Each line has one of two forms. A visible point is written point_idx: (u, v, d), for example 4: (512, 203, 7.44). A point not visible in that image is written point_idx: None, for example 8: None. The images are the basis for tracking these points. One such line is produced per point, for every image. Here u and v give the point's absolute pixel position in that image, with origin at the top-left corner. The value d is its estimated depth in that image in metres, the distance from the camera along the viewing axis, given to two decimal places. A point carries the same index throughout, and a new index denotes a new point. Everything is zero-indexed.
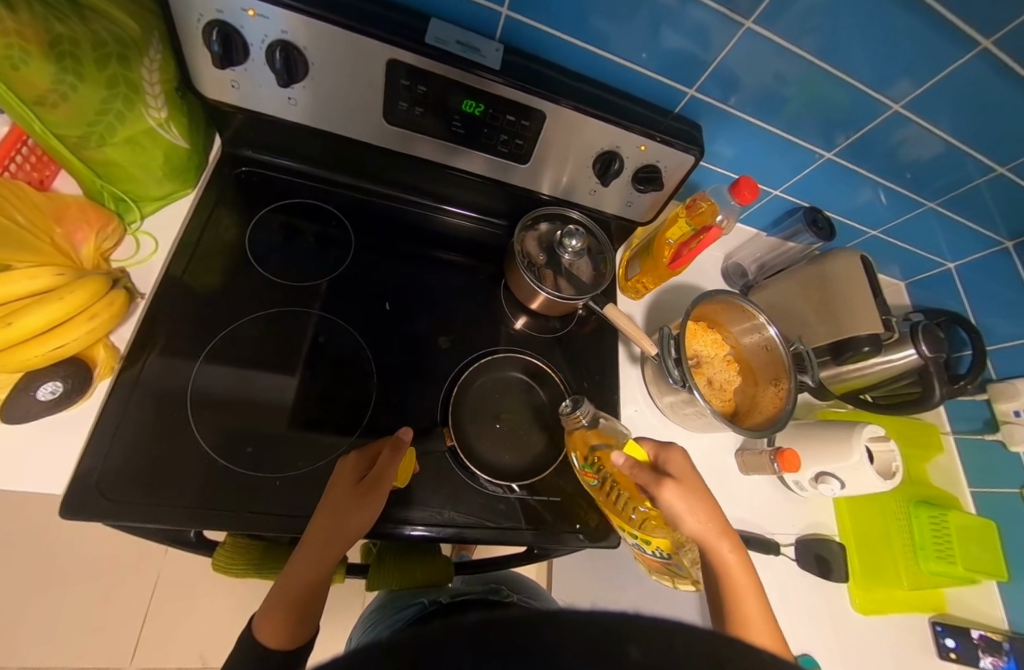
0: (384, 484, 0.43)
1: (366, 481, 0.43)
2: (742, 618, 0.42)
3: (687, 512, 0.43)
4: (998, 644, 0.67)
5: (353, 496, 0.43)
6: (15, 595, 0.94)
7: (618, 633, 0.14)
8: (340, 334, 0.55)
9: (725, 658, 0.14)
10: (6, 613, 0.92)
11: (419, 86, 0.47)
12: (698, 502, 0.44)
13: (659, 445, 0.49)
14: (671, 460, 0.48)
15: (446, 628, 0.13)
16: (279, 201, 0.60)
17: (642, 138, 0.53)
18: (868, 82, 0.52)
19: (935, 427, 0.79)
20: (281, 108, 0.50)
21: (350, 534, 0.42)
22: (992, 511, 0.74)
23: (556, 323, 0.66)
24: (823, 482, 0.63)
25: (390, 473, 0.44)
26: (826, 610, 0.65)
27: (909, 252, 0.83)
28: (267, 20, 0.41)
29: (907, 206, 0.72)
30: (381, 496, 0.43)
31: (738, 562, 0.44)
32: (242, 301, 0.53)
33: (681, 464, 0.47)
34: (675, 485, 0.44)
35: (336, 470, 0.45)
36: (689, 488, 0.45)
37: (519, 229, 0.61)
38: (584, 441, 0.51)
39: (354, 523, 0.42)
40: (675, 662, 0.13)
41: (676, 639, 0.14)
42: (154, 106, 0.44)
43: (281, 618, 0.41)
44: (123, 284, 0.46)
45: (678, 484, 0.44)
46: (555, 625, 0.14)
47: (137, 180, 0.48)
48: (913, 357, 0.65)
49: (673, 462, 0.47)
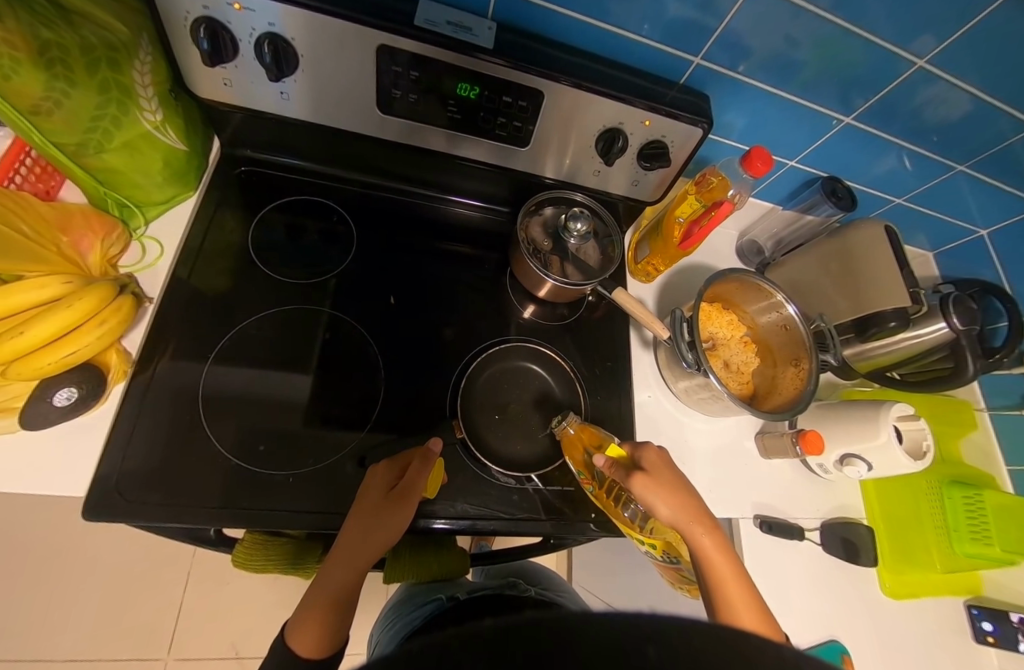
0: (414, 495, 0.43)
1: (396, 492, 0.43)
2: (728, 606, 0.40)
3: (658, 505, 0.43)
4: None
5: (383, 505, 0.43)
6: (57, 593, 0.98)
7: (635, 628, 0.13)
8: (346, 331, 0.55)
9: (748, 661, 0.13)
10: (51, 611, 0.97)
11: (411, 71, 0.45)
12: (671, 493, 0.43)
13: (637, 442, 0.49)
14: (646, 454, 0.47)
15: (457, 635, 0.12)
16: (280, 199, 0.59)
17: (645, 112, 0.50)
18: (888, 39, 0.48)
19: (968, 404, 0.75)
20: (275, 104, 0.50)
21: (380, 544, 0.42)
22: None
23: (566, 310, 0.65)
24: (849, 465, 0.60)
25: (419, 484, 0.44)
26: (855, 596, 0.63)
27: (937, 220, 0.78)
28: (254, 12, 0.40)
29: (934, 171, 0.68)
30: (411, 506, 0.43)
31: (719, 551, 0.43)
32: (248, 301, 0.53)
33: (657, 459, 0.47)
34: (645, 478, 0.44)
35: (367, 478, 0.46)
36: (662, 481, 0.44)
37: (522, 214, 0.59)
38: (577, 446, 0.52)
39: (383, 532, 0.42)
40: (692, 662, 0.12)
41: (691, 637, 0.13)
42: (148, 108, 0.44)
43: (310, 623, 0.42)
44: (131, 289, 0.47)
45: (648, 478, 0.44)
46: (572, 622, 0.13)
47: (139, 186, 0.48)
48: (944, 330, 0.62)
49: (648, 457, 0.47)
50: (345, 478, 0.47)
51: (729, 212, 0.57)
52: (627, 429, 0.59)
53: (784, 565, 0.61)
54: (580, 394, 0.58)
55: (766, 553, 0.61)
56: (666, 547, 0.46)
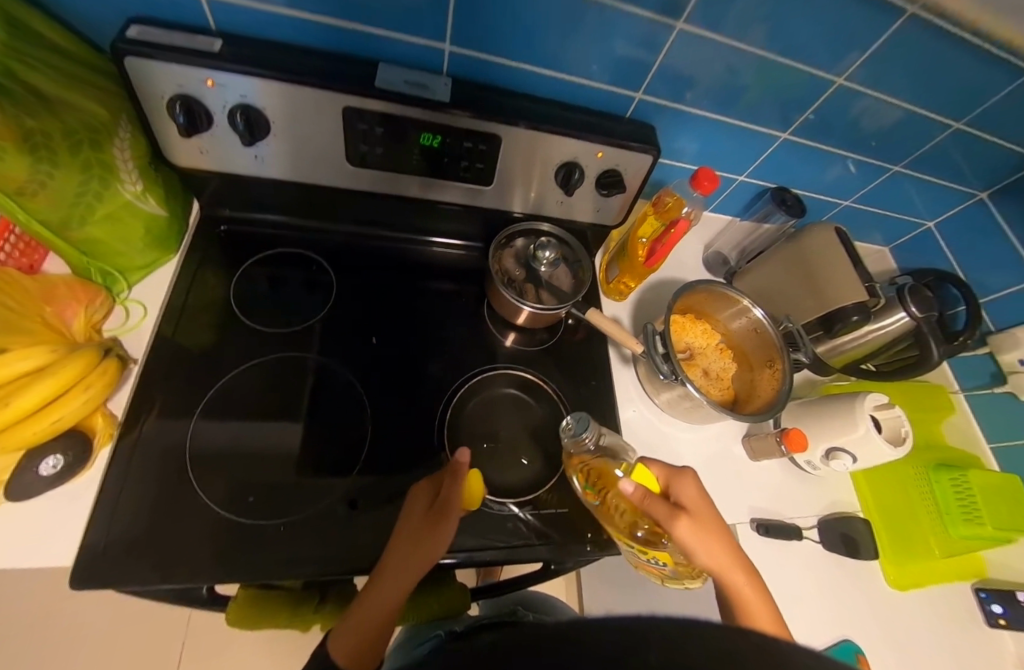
0: (453, 510, 0.43)
1: (437, 507, 0.44)
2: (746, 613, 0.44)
3: (699, 548, 0.42)
4: None
5: (426, 522, 0.44)
6: None
7: (601, 628, 0.14)
8: (331, 375, 0.56)
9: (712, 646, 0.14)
10: None
11: (375, 127, 0.49)
12: (710, 533, 0.43)
13: (670, 470, 0.47)
14: (685, 489, 0.45)
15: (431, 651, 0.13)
16: (260, 253, 0.61)
17: (596, 146, 0.54)
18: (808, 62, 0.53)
19: (943, 388, 0.78)
20: (248, 165, 0.53)
21: (421, 562, 0.42)
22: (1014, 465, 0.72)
23: (545, 334, 0.67)
24: (835, 458, 0.62)
25: (457, 499, 0.44)
26: (862, 592, 0.62)
27: (884, 217, 0.83)
28: (226, 87, 0.43)
29: (872, 173, 0.73)
30: (452, 522, 0.43)
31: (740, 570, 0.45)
32: (232, 353, 0.54)
33: (693, 492, 0.45)
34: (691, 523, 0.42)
35: (410, 495, 0.47)
36: (703, 521, 0.43)
37: (494, 248, 0.63)
38: (583, 465, 0.49)
39: (426, 550, 0.42)
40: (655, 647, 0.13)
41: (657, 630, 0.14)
42: (129, 180, 0.46)
43: (354, 640, 0.42)
44: (116, 351, 0.47)
45: (690, 518, 0.42)
46: (537, 632, 0.14)
47: (122, 253, 0.50)
48: (904, 320, 0.65)
49: (686, 492, 0.45)
50: (337, 521, 0.47)
51: (686, 230, 0.60)
52: None
53: (786, 567, 0.61)
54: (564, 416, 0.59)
55: (768, 557, 0.61)
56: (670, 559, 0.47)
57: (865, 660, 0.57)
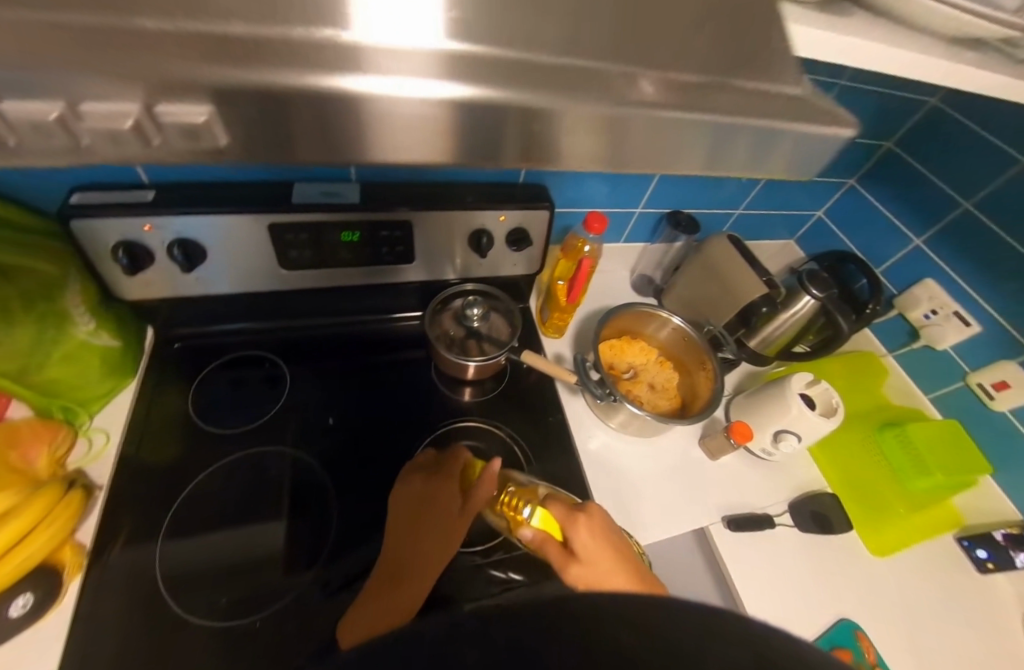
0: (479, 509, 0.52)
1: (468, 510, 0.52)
2: None
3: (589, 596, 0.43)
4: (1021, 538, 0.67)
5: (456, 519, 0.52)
6: None
7: None
8: (295, 463, 0.58)
9: None
10: None
11: (300, 235, 0.56)
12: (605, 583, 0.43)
13: (571, 519, 0.46)
14: (582, 542, 0.44)
15: None
16: (211, 363, 0.64)
17: (498, 211, 0.62)
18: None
19: (873, 354, 0.84)
20: (192, 288, 0.58)
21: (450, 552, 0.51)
22: (953, 410, 0.76)
23: (495, 382, 0.71)
24: (783, 440, 0.65)
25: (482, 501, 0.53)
26: (848, 567, 0.64)
27: (777, 216, 0.94)
28: (163, 229, 0.50)
29: (749, 184, 0.84)
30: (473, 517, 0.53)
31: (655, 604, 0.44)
32: (195, 462, 0.57)
33: (591, 544, 0.44)
34: (576, 576, 0.43)
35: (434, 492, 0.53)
36: (594, 574, 0.43)
37: (428, 314, 0.68)
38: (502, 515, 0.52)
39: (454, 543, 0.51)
40: None
41: None
42: (82, 322, 0.51)
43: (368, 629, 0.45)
44: (81, 481, 0.51)
45: (576, 573, 0.43)
46: None
47: (81, 387, 0.54)
48: (811, 302, 0.72)
49: (584, 543, 0.44)
50: (313, 605, 0.48)
51: (587, 267, 0.67)
52: (579, 473, 0.62)
53: (766, 557, 0.62)
54: (520, 457, 0.63)
55: (745, 551, 0.62)
56: None
57: (864, 636, 0.58)
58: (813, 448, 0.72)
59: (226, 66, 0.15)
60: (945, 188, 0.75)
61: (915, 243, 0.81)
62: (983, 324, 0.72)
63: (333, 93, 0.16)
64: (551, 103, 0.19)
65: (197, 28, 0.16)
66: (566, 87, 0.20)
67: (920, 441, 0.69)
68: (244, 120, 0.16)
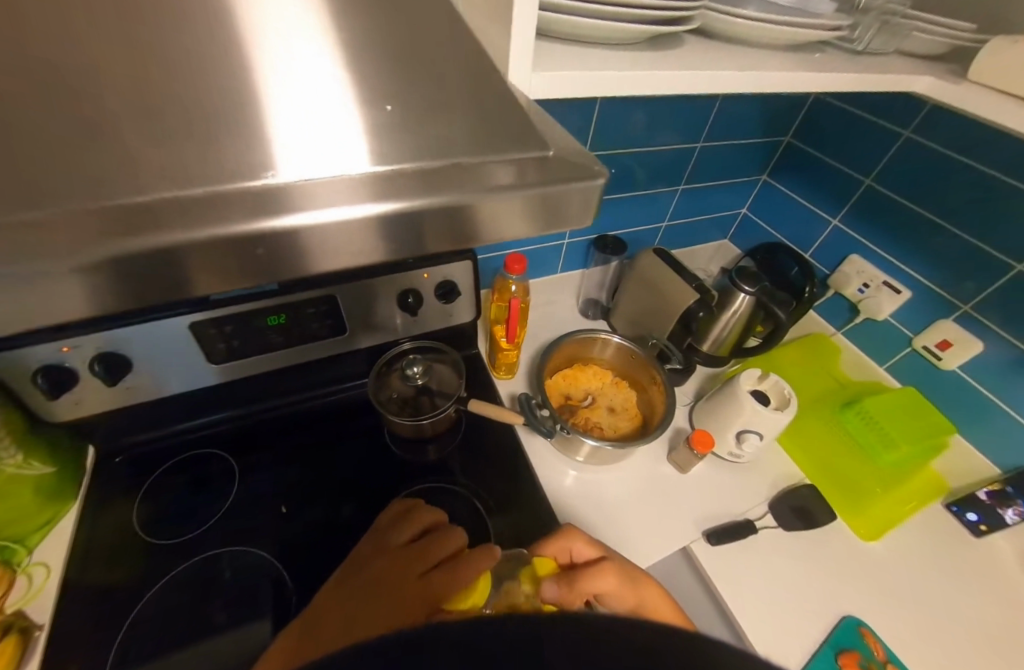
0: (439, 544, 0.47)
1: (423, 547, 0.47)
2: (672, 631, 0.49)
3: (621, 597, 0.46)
4: (1006, 493, 0.65)
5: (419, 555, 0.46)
6: None
7: None
8: (249, 561, 0.56)
9: None
10: None
11: (225, 327, 0.57)
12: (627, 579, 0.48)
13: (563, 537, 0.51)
14: (580, 548, 0.50)
15: None
16: (158, 471, 0.63)
17: (420, 269, 0.64)
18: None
19: (823, 335, 0.85)
20: (124, 398, 0.58)
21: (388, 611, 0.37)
22: (908, 376, 0.77)
23: (451, 435, 0.70)
24: (745, 441, 0.64)
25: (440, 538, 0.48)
26: (840, 558, 0.61)
27: (702, 221, 0.99)
28: (81, 347, 0.51)
29: (665, 198, 0.90)
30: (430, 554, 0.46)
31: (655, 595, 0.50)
32: (143, 580, 0.54)
33: (587, 546, 0.50)
34: (609, 572, 0.46)
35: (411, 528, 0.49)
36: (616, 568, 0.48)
37: (373, 378, 0.67)
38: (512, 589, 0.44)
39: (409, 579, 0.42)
40: None
41: None
42: (7, 456, 0.49)
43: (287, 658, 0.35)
44: (18, 624, 0.48)
45: (610, 572, 0.46)
46: None
47: (14, 521, 0.52)
48: (747, 299, 0.72)
49: (582, 549, 0.50)
50: None
51: (518, 308, 0.67)
52: (547, 513, 0.61)
53: (755, 565, 0.60)
54: (482, 508, 0.61)
55: (732, 563, 0.60)
56: None
57: (868, 633, 0.54)
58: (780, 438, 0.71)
59: (169, 231, 0.21)
60: (845, 170, 0.80)
61: (832, 224, 0.84)
62: (912, 289, 0.74)
63: (267, 232, 0.23)
64: (445, 205, 0.26)
65: (136, 203, 0.23)
66: (448, 188, 0.27)
67: (879, 415, 0.69)
68: (164, 265, 0.22)
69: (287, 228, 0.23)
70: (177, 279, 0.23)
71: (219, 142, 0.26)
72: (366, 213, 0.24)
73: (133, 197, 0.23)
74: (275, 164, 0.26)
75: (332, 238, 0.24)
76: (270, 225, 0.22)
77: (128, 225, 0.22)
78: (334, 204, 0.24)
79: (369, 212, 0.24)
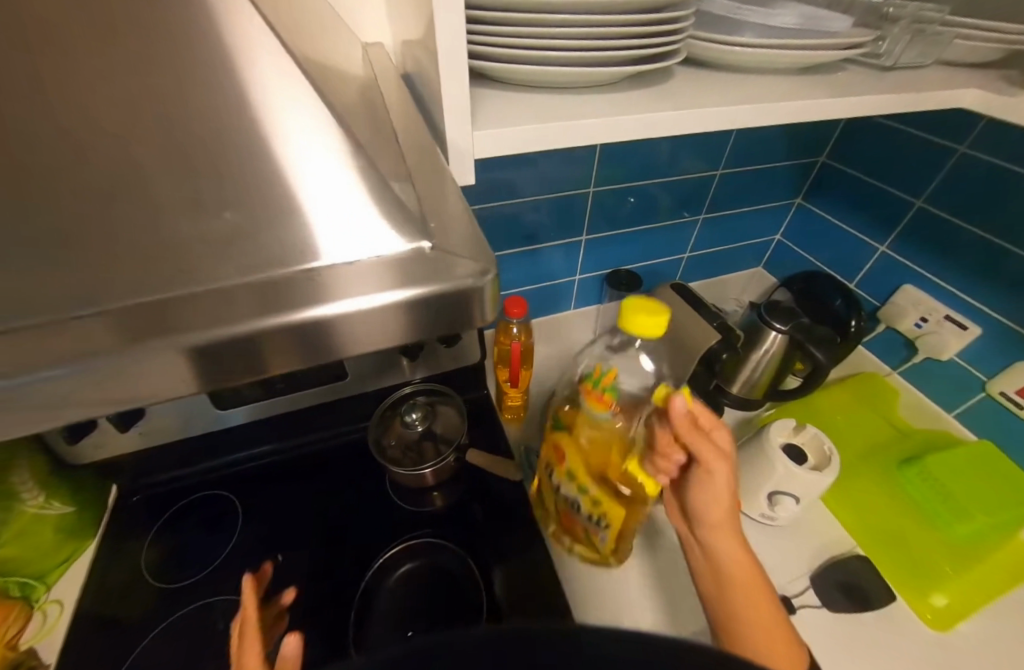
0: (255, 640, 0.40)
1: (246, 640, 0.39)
2: (731, 622, 0.43)
3: (708, 498, 0.47)
4: None
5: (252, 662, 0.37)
6: None
7: None
8: (243, 613, 0.55)
9: None
10: None
11: None
12: (729, 515, 0.47)
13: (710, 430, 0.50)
14: (719, 436, 0.47)
15: None
16: (168, 512, 0.65)
17: None
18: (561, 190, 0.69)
19: (875, 375, 0.76)
20: (140, 441, 0.61)
21: None
22: (984, 426, 0.66)
23: (456, 482, 0.67)
24: (778, 503, 0.57)
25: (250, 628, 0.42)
26: (909, 654, 0.50)
27: (731, 250, 0.93)
28: None
29: (685, 229, 0.85)
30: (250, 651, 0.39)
31: (738, 556, 0.46)
32: (143, 624, 0.55)
33: (717, 433, 0.49)
34: (721, 433, 0.46)
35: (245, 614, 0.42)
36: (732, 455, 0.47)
37: (375, 421, 0.65)
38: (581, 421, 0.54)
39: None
40: None
41: None
42: (30, 496, 0.55)
43: None
44: (29, 661, 0.51)
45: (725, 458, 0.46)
46: None
47: (37, 557, 0.56)
48: (777, 337, 0.66)
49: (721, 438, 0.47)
50: None
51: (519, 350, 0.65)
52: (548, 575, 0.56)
53: None
54: (478, 568, 0.58)
55: None
56: (601, 514, 0.52)
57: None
58: (824, 498, 0.62)
59: (172, 336, 0.19)
60: (892, 191, 0.71)
61: (880, 250, 0.75)
62: (984, 326, 0.63)
63: (298, 323, 0.20)
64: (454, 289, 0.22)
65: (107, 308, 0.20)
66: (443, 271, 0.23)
67: (944, 477, 0.59)
68: (223, 357, 0.20)
69: (326, 317, 0.20)
70: (229, 370, 0.21)
71: (244, 215, 0.23)
72: (412, 294, 0.21)
73: (164, 292, 0.21)
74: (315, 240, 0.23)
75: (379, 323, 0.22)
76: (292, 317, 0.20)
77: (156, 324, 0.20)
78: (379, 285, 0.22)
79: (414, 293, 0.22)
